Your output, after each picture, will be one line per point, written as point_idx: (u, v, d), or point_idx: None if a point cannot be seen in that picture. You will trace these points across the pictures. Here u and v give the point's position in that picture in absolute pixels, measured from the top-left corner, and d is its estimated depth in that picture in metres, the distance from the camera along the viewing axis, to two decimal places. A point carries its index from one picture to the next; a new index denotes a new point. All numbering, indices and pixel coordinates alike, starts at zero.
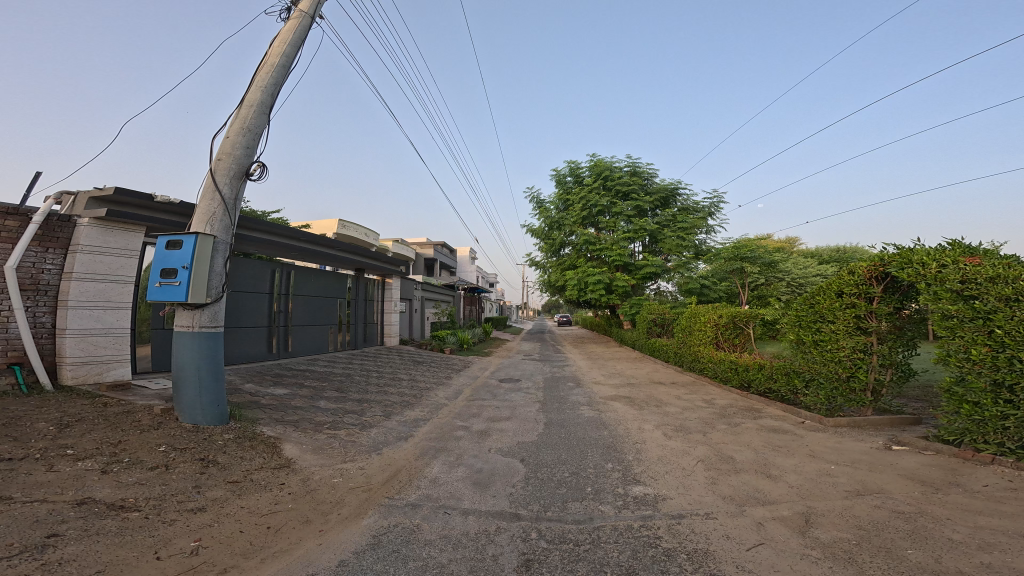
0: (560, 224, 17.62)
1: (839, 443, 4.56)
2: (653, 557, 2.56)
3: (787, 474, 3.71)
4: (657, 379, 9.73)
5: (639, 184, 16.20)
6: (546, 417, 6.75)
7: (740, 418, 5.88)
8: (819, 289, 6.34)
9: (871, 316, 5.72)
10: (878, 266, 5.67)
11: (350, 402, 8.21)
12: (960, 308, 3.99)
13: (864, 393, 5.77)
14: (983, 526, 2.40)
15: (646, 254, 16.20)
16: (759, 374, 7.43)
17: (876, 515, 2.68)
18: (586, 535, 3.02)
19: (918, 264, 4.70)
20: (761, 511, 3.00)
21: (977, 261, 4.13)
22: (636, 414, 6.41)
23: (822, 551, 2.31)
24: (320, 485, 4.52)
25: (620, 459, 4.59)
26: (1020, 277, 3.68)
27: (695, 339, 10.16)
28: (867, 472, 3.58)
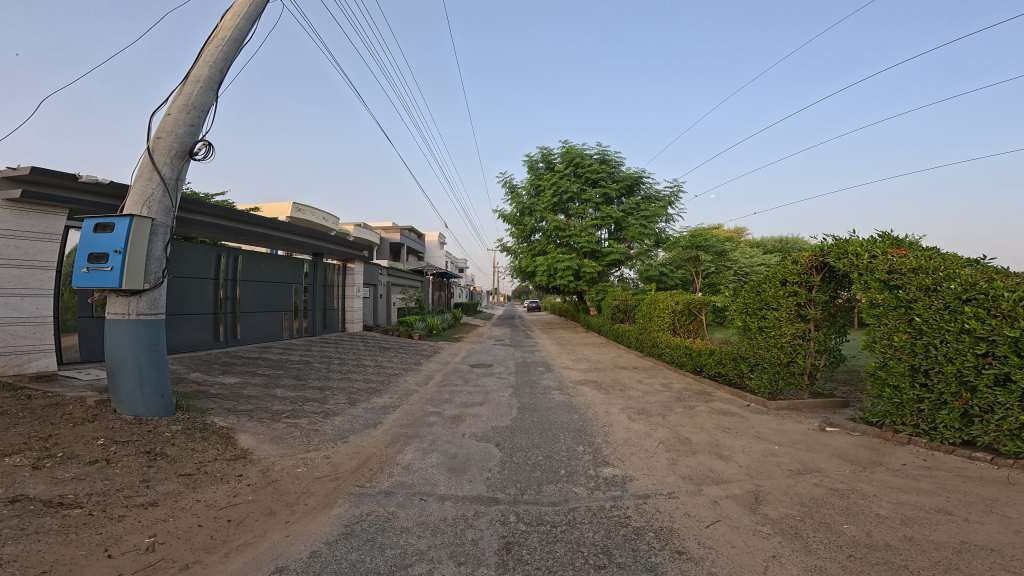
0: (531, 210, 17.71)
1: (781, 425, 5.08)
2: (625, 535, 2.80)
3: (737, 454, 4.13)
4: (620, 364, 10.26)
5: (607, 171, 16.56)
6: (518, 401, 6.96)
7: (694, 401, 6.39)
8: (765, 278, 6.88)
9: (810, 304, 6.32)
10: (816, 257, 6.23)
11: (310, 389, 8.00)
12: (887, 297, 4.53)
13: (802, 376, 6.42)
14: (905, 501, 2.79)
15: (612, 241, 16.67)
16: (710, 358, 8.05)
17: (816, 493, 3.07)
18: (563, 516, 3.23)
19: (853, 254, 5.26)
20: (716, 489, 3.34)
21: (904, 252, 4.68)
22: (603, 398, 6.77)
23: (772, 527, 2.64)
24: (283, 476, 4.45)
25: (590, 441, 4.87)
26: (939, 269, 4.21)
27: (655, 325, 10.73)
28: (806, 452, 4.05)
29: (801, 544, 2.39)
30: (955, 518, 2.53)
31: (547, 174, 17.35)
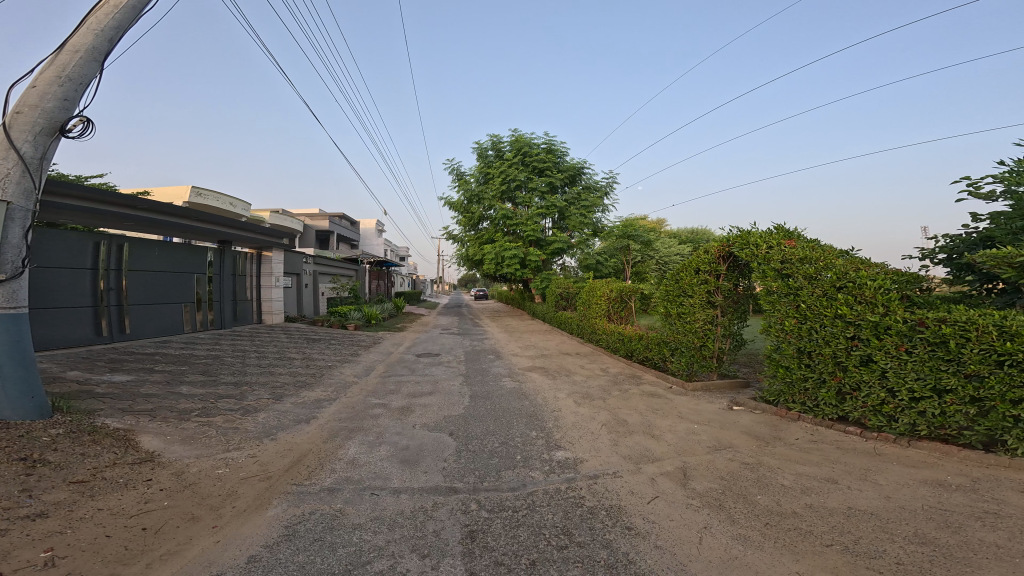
0: (479, 198, 17.55)
1: (698, 405, 5.87)
2: (582, 515, 3.12)
3: (666, 433, 4.72)
4: (563, 350, 10.88)
5: (553, 161, 16.98)
6: (470, 390, 7.09)
7: (628, 384, 7.07)
8: (682, 267, 7.69)
9: (717, 291, 7.20)
10: (722, 248, 7.11)
11: (223, 385, 7.32)
12: (780, 285, 5.41)
13: (712, 359, 7.35)
14: (801, 473, 3.43)
15: (555, 230, 17.26)
16: (639, 344, 8.87)
17: (732, 467, 3.67)
18: (522, 501, 3.48)
19: (753, 245, 6.02)
20: (652, 467, 3.82)
21: (793, 244, 5.53)
22: (551, 383, 7.20)
23: (700, 500, 3.13)
24: (202, 478, 4.12)
25: (542, 426, 5.20)
26: (818, 259, 5.09)
27: (592, 313, 11.46)
28: (719, 429, 4.76)
29: (726, 515, 2.86)
30: (838, 485, 3.15)
31: (495, 163, 17.42)
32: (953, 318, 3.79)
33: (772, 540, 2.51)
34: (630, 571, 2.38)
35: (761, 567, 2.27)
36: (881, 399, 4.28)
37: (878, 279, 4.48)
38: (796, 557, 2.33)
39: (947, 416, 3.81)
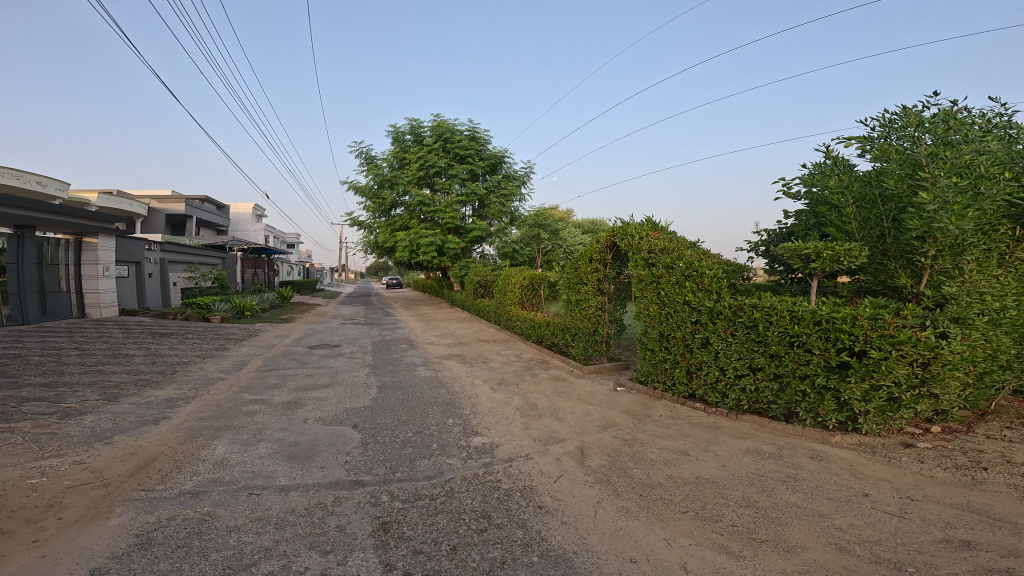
0: (392, 183, 17.46)
1: (592, 387, 6.67)
2: (499, 498, 3.42)
3: (568, 415, 5.29)
4: (481, 338, 11.40)
5: (475, 149, 17.66)
6: (379, 380, 6.96)
7: (539, 369, 7.73)
8: (579, 256, 8.45)
9: (606, 279, 8.07)
10: (608, 239, 7.87)
11: (31, 387, 5.95)
12: (646, 274, 6.43)
13: (603, 343, 8.21)
14: (664, 447, 4.21)
15: (475, 218, 17.79)
16: (547, 330, 9.64)
17: (617, 444, 4.33)
18: (440, 488, 3.63)
19: (631, 235, 7.02)
20: (558, 448, 4.30)
21: (657, 234, 6.59)
22: (468, 371, 7.49)
23: (595, 476, 3.67)
24: (12, 491, 3.43)
25: (459, 414, 5.39)
26: (673, 251, 6.14)
27: (508, 300, 12.16)
28: (607, 409, 5.52)
29: (612, 490, 3.41)
30: (690, 457, 3.96)
31: (415, 148, 17.47)
32: (761, 306, 4.85)
33: (647, 511, 3.08)
34: (542, 547, 2.74)
35: (638, 536, 2.79)
36: (716, 376, 5.33)
37: (713, 270, 5.53)
38: (663, 524, 2.89)
39: (759, 390, 4.87)
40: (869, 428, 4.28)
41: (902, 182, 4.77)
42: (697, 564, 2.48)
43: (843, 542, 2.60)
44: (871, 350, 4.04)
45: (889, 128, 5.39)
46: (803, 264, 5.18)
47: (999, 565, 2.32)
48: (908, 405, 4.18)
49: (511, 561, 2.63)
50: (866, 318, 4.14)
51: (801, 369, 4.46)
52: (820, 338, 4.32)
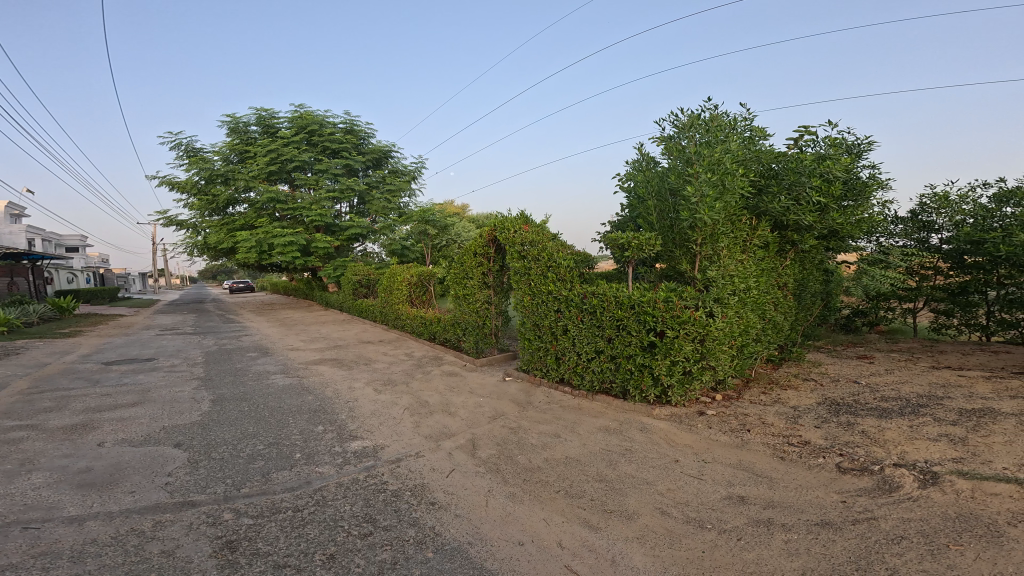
0: (225, 178, 17.19)
1: (483, 378, 6.94)
2: (385, 500, 3.34)
3: (461, 409, 5.43)
4: (364, 339, 11.10)
5: (353, 142, 18.22)
6: (216, 394, 6.19)
7: (431, 367, 7.91)
8: (464, 251, 8.54)
9: (490, 273, 8.33)
10: (490, 233, 8.08)
11: None
12: (519, 266, 6.91)
13: (491, 335, 8.52)
14: (544, 432, 4.60)
15: (351, 215, 17.91)
16: (439, 326, 9.65)
17: (505, 433, 4.60)
18: (307, 498, 3.38)
19: (506, 229, 7.42)
20: (449, 442, 4.39)
21: (527, 228, 7.07)
22: (344, 375, 7.26)
23: (485, 466, 3.85)
24: None
25: (331, 420, 5.10)
26: (536, 242, 6.74)
27: (394, 299, 11.79)
28: (497, 400, 5.79)
29: (501, 477, 3.62)
30: (561, 438, 4.41)
31: (263, 142, 17.16)
32: (598, 293, 5.72)
33: (529, 494, 3.36)
34: (437, 543, 2.79)
35: (524, 519, 3.02)
36: (575, 361, 5.98)
37: (566, 262, 6.25)
38: (543, 505, 3.19)
39: (603, 371, 5.61)
40: (676, 400, 5.23)
41: (679, 177, 5.94)
42: (570, 539, 2.79)
43: (665, 506, 3.17)
44: (668, 330, 5.05)
45: (680, 130, 6.15)
46: (620, 253, 6.35)
47: (764, 515, 3.06)
48: (698, 376, 5.23)
49: (403, 561, 2.62)
50: (661, 302, 5.14)
51: (627, 350, 5.35)
52: (635, 320, 5.26)
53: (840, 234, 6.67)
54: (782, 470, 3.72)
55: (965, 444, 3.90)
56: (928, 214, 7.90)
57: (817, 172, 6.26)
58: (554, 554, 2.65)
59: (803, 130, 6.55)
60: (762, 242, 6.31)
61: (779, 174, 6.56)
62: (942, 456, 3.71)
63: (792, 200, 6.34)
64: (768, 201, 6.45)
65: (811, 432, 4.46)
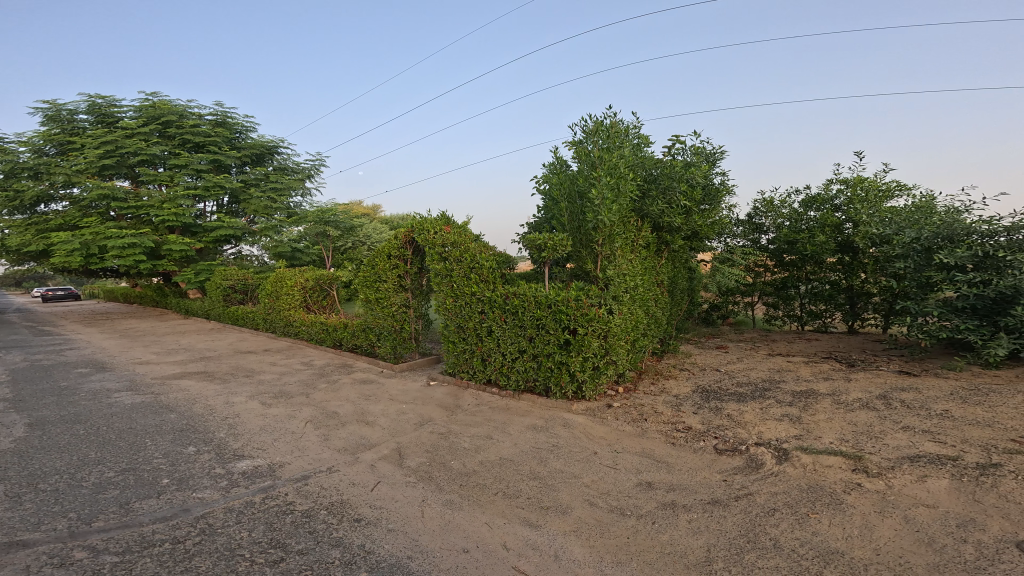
0: (38, 170, 13.78)
1: (405, 385, 6.65)
2: (294, 522, 2.96)
3: (379, 418, 5.17)
4: (244, 350, 9.87)
5: (225, 136, 15.88)
6: (39, 418, 5.03)
7: (338, 375, 7.50)
8: (376, 253, 8.00)
9: (406, 275, 7.93)
10: (407, 234, 7.70)
11: None
12: (440, 268, 6.72)
13: (411, 340, 8.15)
14: (474, 434, 4.56)
15: (221, 215, 15.50)
16: (346, 332, 9.02)
17: (434, 439, 4.47)
18: (190, 528, 2.86)
19: (426, 230, 7.16)
20: (370, 455, 4.11)
21: (449, 228, 6.91)
22: (219, 390, 6.42)
23: (416, 475, 3.69)
24: None
25: (207, 440, 4.44)
26: (458, 243, 6.63)
27: (283, 305, 10.73)
28: (422, 405, 5.60)
29: (435, 485, 3.49)
30: (493, 439, 4.41)
31: (94, 132, 14.28)
32: (519, 293, 5.85)
33: (468, 499, 3.29)
34: (369, 561, 2.56)
35: (466, 525, 2.95)
36: (502, 361, 6.04)
37: (489, 262, 6.28)
38: (483, 509, 3.15)
39: (527, 370, 5.76)
40: (589, 395, 5.56)
41: (585, 180, 6.45)
42: (515, 540, 2.80)
43: (593, 498, 3.38)
44: (579, 328, 5.36)
45: (587, 135, 6.52)
46: (537, 254, 6.62)
47: (668, 498, 3.46)
48: (605, 370, 5.60)
49: None
50: (572, 300, 5.45)
51: (547, 348, 5.59)
52: (552, 320, 5.52)
53: (700, 234, 7.88)
54: (674, 454, 4.25)
55: (800, 422, 4.85)
56: (759, 217, 9.69)
57: (683, 177, 7.42)
58: (500, 557, 2.64)
59: (674, 138, 7.57)
60: (644, 242, 7.07)
61: (656, 179, 7.43)
62: (787, 434, 4.57)
63: (665, 204, 7.31)
64: (649, 204, 7.29)
65: (692, 418, 5.16)
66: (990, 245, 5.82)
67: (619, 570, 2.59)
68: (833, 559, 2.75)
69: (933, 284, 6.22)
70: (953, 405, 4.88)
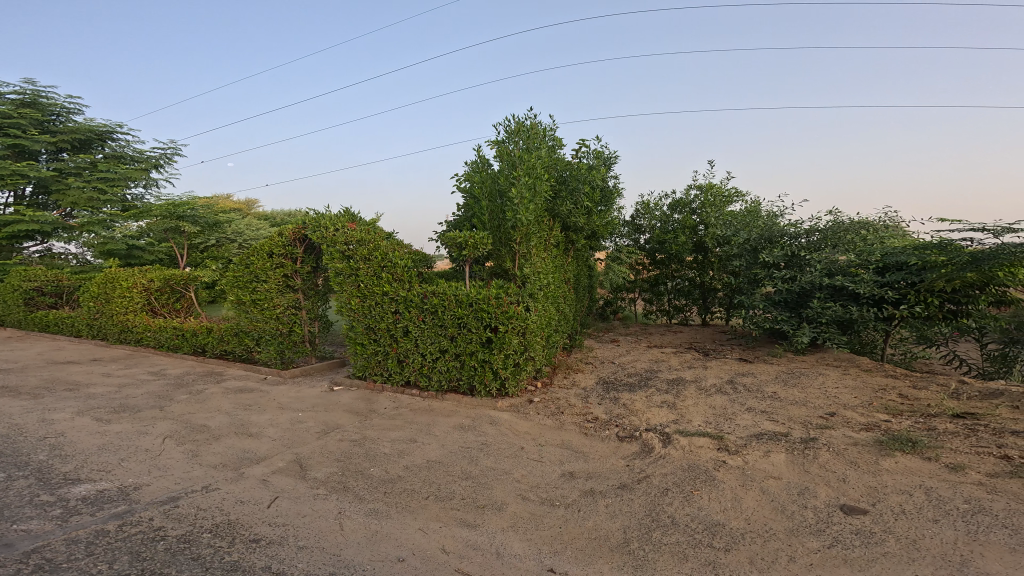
0: None
1: (300, 392, 5.88)
2: (168, 549, 2.46)
3: (266, 429, 4.47)
4: (60, 359, 7.79)
5: (37, 119, 13.75)
6: None
7: (203, 385, 6.28)
8: (254, 250, 6.86)
9: (296, 275, 7.00)
10: (296, 231, 6.86)
11: None
12: (342, 267, 6.10)
13: (304, 343, 7.25)
14: (392, 439, 4.20)
15: (25, 208, 13.03)
16: (211, 337, 7.77)
17: (342, 447, 4.01)
18: (19, 565, 2.28)
19: (325, 226, 6.41)
20: (259, 469, 3.55)
21: (354, 227, 6.26)
22: (29, 406, 4.94)
23: (325, 487, 3.28)
24: None
25: (20, 464, 3.44)
26: (366, 242, 6.10)
27: (117, 310, 8.90)
28: (324, 412, 4.98)
29: (353, 496, 3.15)
30: (417, 443, 4.10)
31: None
32: (439, 292, 5.62)
33: (396, 507, 3.01)
34: None
35: (397, 533, 2.69)
36: (421, 362, 5.73)
37: (403, 261, 5.91)
38: (415, 514, 2.92)
39: (450, 369, 5.56)
40: (513, 391, 5.56)
41: (506, 179, 6.51)
42: (454, 542, 2.64)
43: (524, 492, 3.34)
44: (500, 325, 5.32)
45: (509, 135, 6.71)
46: (458, 252, 6.44)
47: (589, 486, 3.58)
48: (525, 367, 5.63)
49: None
50: (493, 299, 5.41)
51: (469, 347, 5.47)
52: (474, 318, 5.42)
53: (597, 233, 8.53)
54: (588, 444, 4.46)
55: (675, 407, 5.48)
56: (638, 218, 10.66)
57: (588, 180, 7.90)
58: (440, 562, 2.44)
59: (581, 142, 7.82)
60: (556, 242, 7.41)
61: (567, 180, 7.84)
62: (666, 419, 5.10)
63: (573, 204, 7.77)
64: (559, 204, 7.67)
65: (599, 408, 5.48)
66: (795, 245, 7.39)
67: (558, 560, 2.60)
68: (718, 530, 3.03)
69: (759, 280, 7.70)
70: (779, 388, 5.97)
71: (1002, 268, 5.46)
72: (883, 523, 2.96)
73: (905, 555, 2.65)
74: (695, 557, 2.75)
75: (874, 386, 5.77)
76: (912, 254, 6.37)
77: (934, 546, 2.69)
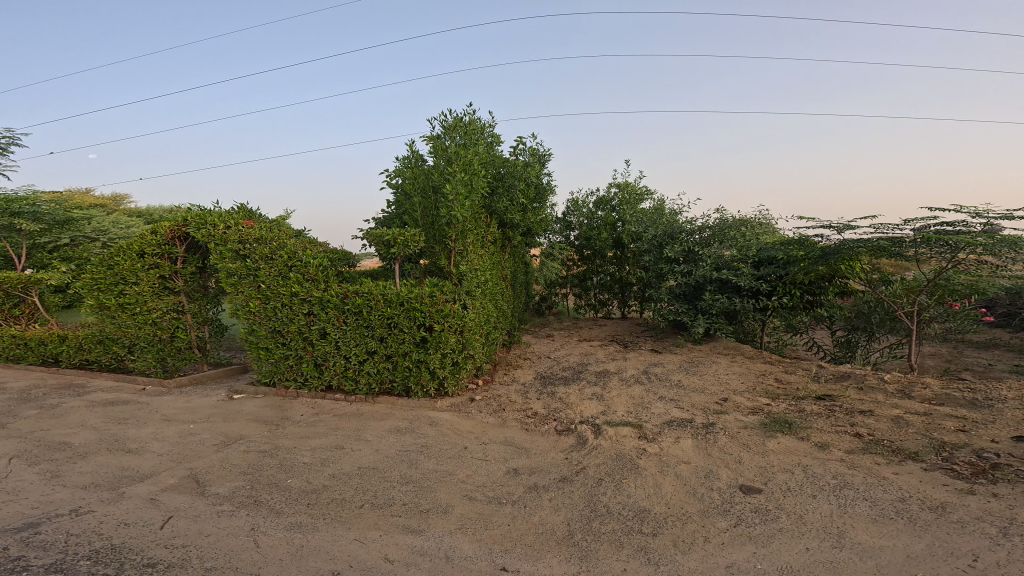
0: None
1: (191, 402, 5.03)
2: None
3: (150, 443, 3.73)
4: None
5: None
6: None
7: (58, 398, 5.09)
8: (119, 248, 5.75)
9: (176, 276, 5.94)
10: (175, 229, 5.80)
11: None
12: (237, 267, 5.36)
13: (193, 350, 6.19)
14: (314, 447, 3.74)
15: None
16: (65, 346, 6.34)
17: (250, 459, 3.48)
18: None
19: (211, 224, 5.60)
20: (145, 487, 2.97)
21: (250, 224, 5.60)
22: None
23: (232, 503, 2.80)
24: None
25: None
26: (267, 242, 5.43)
27: None
28: (224, 423, 4.30)
29: (269, 510, 2.74)
30: (345, 450, 3.71)
31: None
32: (362, 292, 5.18)
33: (324, 518, 2.69)
34: None
35: (327, 547, 2.40)
36: (344, 365, 5.26)
37: (316, 260, 5.37)
38: (348, 525, 2.62)
39: (380, 372, 5.19)
40: (452, 390, 5.35)
41: (441, 175, 6.28)
42: (397, 550, 2.42)
43: (470, 492, 3.19)
44: (435, 324, 5.07)
45: (447, 130, 6.50)
46: (386, 250, 6.12)
47: (532, 481, 3.53)
48: (464, 365, 5.42)
49: None
50: (426, 297, 5.13)
51: (401, 348, 5.14)
52: (405, 318, 5.11)
53: (532, 230, 8.64)
54: (528, 439, 4.43)
55: (604, 399, 5.69)
56: (569, 215, 11.02)
57: (523, 177, 7.93)
58: (384, 572, 2.24)
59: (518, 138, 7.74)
60: (492, 238, 7.34)
61: (505, 177, 7.81)
62: (597, 411, 5.29)
63: (510, 201, 7.77)
64: (496, 201, 7.64)
65: (537, 404, 5.49)
66: (691, 242, 8.13)
67: (511, 557, 2.52)
68: (646, 516, 3.15)
69: (664, 274, 8.28)
70: (686, 376, 6.54)
71: (843, 262, 6.51)
72: (775, 500, 3.31)
73: (796, 529, 2.96)
74: (630, 543, 2.82)
75: (755, 372, 6.58)
76: (779, 249, 7.35)
77: (816, 520, 3.05)
